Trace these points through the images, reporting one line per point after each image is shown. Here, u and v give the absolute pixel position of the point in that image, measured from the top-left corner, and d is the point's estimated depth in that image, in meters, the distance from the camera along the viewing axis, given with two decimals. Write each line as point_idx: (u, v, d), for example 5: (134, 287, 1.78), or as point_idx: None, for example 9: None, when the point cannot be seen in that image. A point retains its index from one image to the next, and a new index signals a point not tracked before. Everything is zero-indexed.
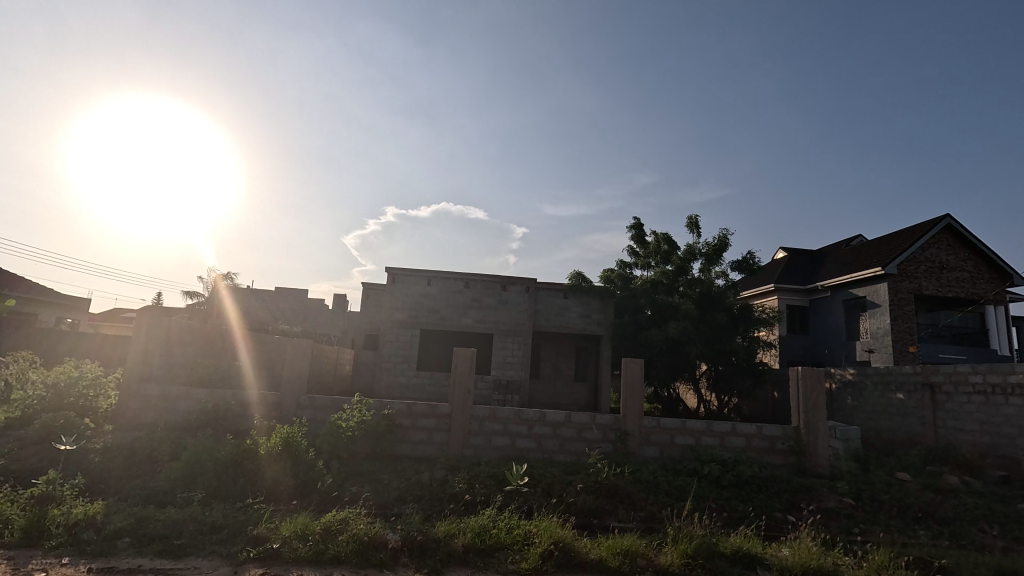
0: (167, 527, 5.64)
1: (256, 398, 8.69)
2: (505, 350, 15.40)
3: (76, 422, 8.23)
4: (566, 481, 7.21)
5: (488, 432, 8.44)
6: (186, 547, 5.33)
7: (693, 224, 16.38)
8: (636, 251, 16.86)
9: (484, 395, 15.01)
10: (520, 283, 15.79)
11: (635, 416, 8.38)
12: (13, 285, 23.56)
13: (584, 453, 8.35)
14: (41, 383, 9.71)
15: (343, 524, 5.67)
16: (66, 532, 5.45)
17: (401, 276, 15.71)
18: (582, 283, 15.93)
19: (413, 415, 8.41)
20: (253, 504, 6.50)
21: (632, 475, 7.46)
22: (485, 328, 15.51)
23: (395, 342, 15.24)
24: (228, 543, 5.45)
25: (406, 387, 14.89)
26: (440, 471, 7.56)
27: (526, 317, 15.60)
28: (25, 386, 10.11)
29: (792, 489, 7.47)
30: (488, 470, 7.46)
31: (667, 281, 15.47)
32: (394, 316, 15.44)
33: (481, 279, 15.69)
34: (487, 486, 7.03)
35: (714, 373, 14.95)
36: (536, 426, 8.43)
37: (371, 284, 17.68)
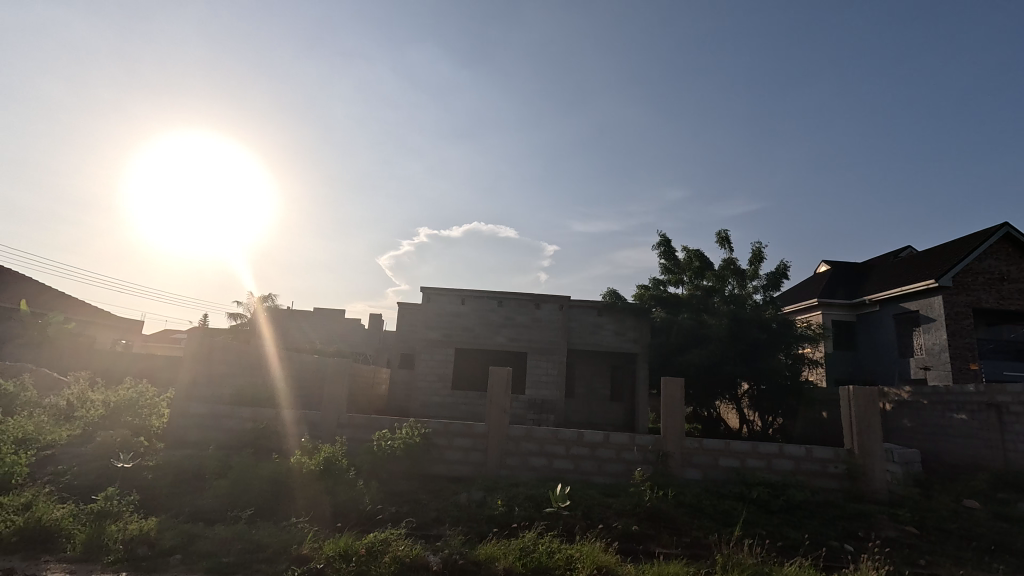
0: (217, 546, 5.78)
1: (296, 417, 8.91)
2: (539, 369, 15.30)
3: (131, 441, 8.58)
4: (607, 505, 7.04)
5: (525, 452, 8.34)
6: (235, 566, 5.44)
7: (721, 240, 16.06)
8: (668, 268, 16.60)
9: (518, 415, 14.86)
10: (553, 301, 15.74)
11: (675, 437, 8.14)
12: (74, 309, 25.06)
13: (624, 475, 8.16)
14: (101, 403, 10.23)
15: (385, 545, 5.68)
16: (122, 547, 5.62)
17: (435, 295, 15.88)
18: (616, 301, 15.81)
19: (450, 435, 8.41)
20: (296, 523, 6.59)
21: (676, 498, 7.22)
22: (519, 347, 15.47)
23: (430, 361, 15.36)
24: (274, 562, 5.55)
25: (441, 406, 14.93)
26: (478, 492, 7.52)
27: (560, 334, 15.51)
28: (85, 406, 10.65)
29: (848, 515, 7.08)
30: (527, 491, 7.35)
31: (702, 298, 15.11)
32: (429, 335, 15.58)
33: (513, 297, 15.73)
34: (526, 508, 6.92)
35: (756, 393, 14.41)
36: (574, 447, 8.30)
37: (405, 304, 17.94)
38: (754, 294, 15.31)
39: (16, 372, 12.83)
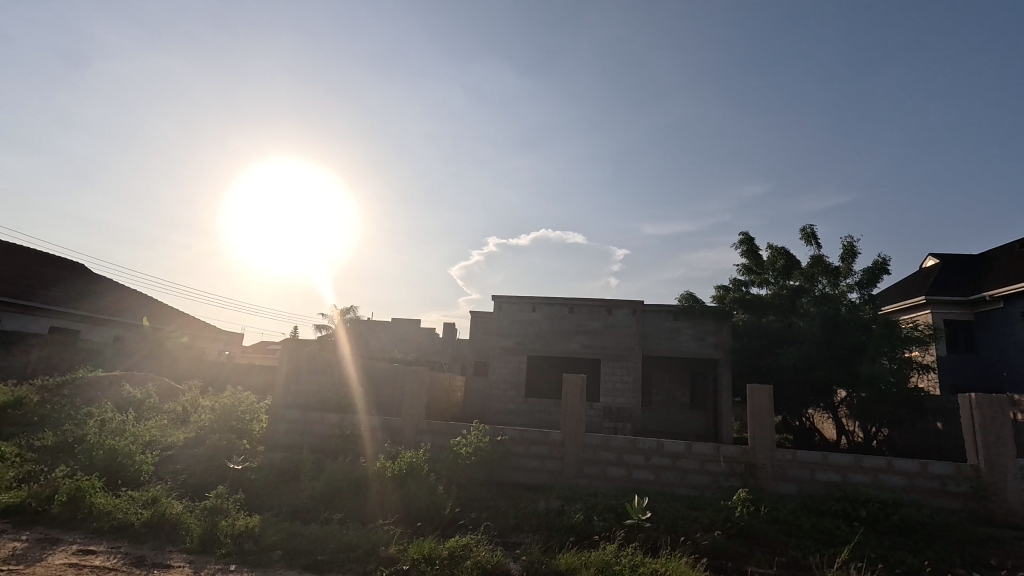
0: (312, 544, 6.15)
1: (380, 423, 9.33)
2: (614, 376, 14.97)
3: (236, 443, 9.36)
4: (692, 519, 6.72)
5: (602, 461, 8.16)
6: (328, 564, 5.75)
7: (808, 236, 14.94)
8: (750, 268, 15.71)
9: (594, 424, 14.59)
10: (626, 306, 15.39)
11: (765, 449, 7.62)
12: (187, 324, 27.91)
13: (709, 487, 7.75)
14: (211, 408, 11.27)
15: (466, 550, 5.78)
16: (231, 542, 6.12)
17: (506, 303, 16.07)
18: (694, 305, 15.18)
19: (525, 442, 8.42)
20: (382, 525, 6.86)
21: (768, 514, 6.74)
22: (592, 353, 15.24)
23: (503, 369, 15.51)
24: (364, 562, 5.81)
25: (515, 414, 15.00)
26: (556, 501, 7.44)
27: (634, 340, 15.11)
28: (197, 411, 11.78)
29: (977, 541, 6.26)
30: (606, 502, 7.19)
31: (789, 299, 14.10)
32: (501, 343, 15.75)
33: (585, 303, 15.56)
34: (606, 519, 6.75)
35: (856, 401, 13.18)
36: (654, 457, 8.01)
37: (478, 313, 18.29)
38: (850, 293, 14.05)
39: (141, 380, 14.45)
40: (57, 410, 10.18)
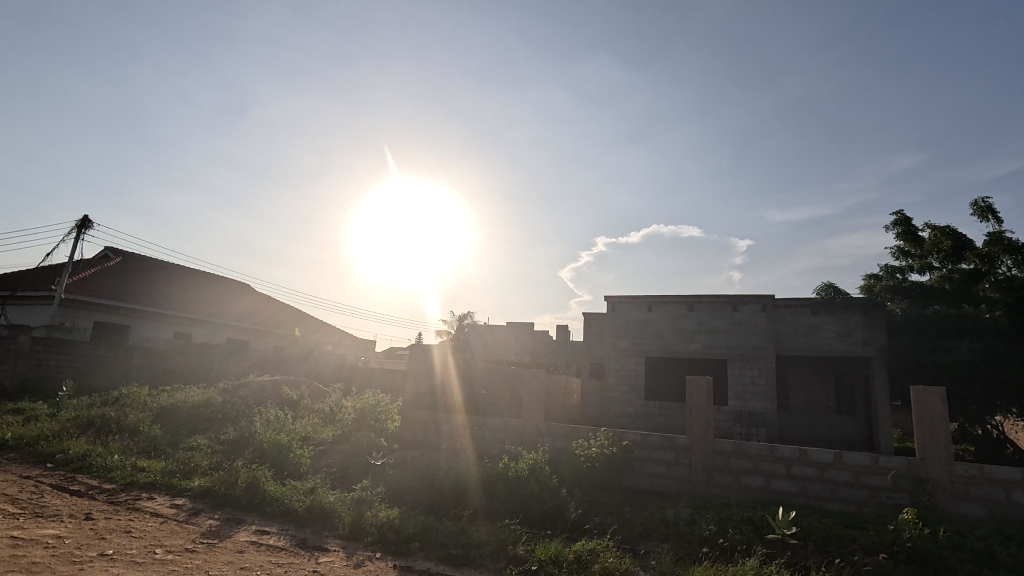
0: (446, 538, 6.51)
1: (502, 424, 9.62)
2: (743, 377, 13.86)
3: (376, 440, 10.23)
4: (847, 538, 5.97)
5: (736, 470, 7.58)
6: (462, 558, 6.04)
7: (984, 210, 12.54)
8: (907, 252, 13.63)
9: (722, 429, 13.63)
10: (753, 301, 14.21)
11: (940, 462, 6.54)
12: (330, 333, 31.27)
13: (868, 504, 6.81)
14: (354, 408, 12.47)
15: (594, 555, 5.72)
16: (376, 532, 6.70)
17: (621, 303, 15.70)
18: (835, 296, 13.73)
19: (649, 446, 8.12)
20: (510, 525, 7.04)
21: (949, 539, 5.74)
22: (717, 354, 14.27)
23: (621, 370, 15.15)
24: (494, 559, 6.01)
25: (636, 417, 14.54)
26: (685, 510, 7.07)
27: (765, 338, 13.87)
28: (343, 411, 13.11)
29: None
30: (743, 513, 6.66)
31: (961, 285, 11.92)
32: (618, 344, 15.39)
33: (706, 300, 14.66)
34: (744, 532, 6.25)
35: None
36: (796, 466, 7.25)
37: (592, 314, 18.09)
38: None
39: (296, 383, 16.46)
40: (236, 408, 11.97)
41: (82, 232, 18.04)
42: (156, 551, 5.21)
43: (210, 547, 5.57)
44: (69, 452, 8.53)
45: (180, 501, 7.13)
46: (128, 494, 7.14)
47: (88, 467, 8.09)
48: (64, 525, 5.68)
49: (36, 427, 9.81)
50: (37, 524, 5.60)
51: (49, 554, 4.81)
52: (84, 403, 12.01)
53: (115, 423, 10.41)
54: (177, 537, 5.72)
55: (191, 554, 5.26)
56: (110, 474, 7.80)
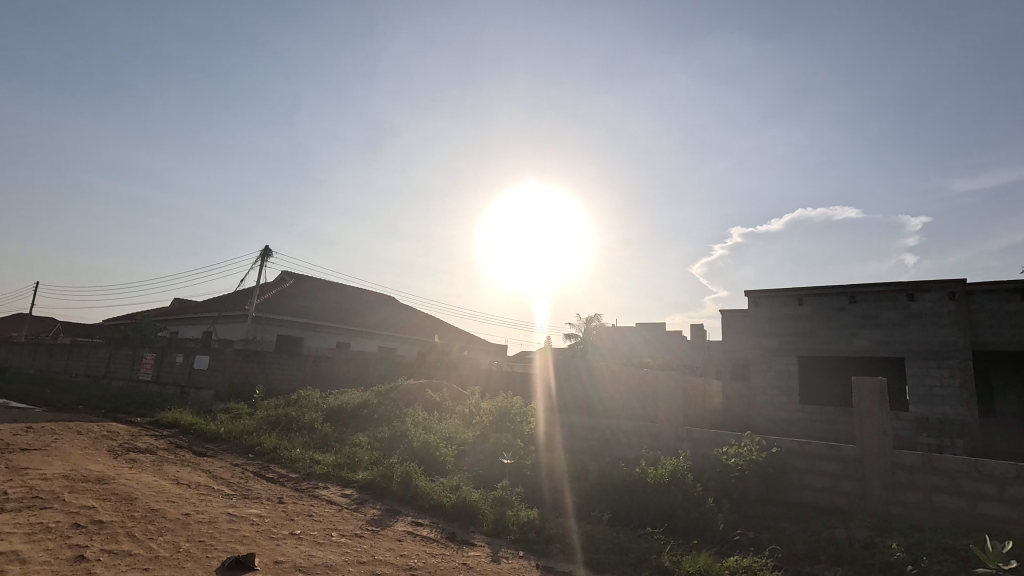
0: (587, 541, 6.48)
1: (638, 428, 9.34)
2: (928, 378, 11.77)
3: (512, 441, 10.51)
4: None
5: (924, 487, 6.43)
6: (603, 563, 5.94)
7: None
8: None
9: (904, 438, 11.69)
10: (936, 289, 12.04)
11: None
12: (466, 339, 33.07)
13: None
14: (491, 411, 12.99)
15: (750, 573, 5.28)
16: (518, 530, 6.90)
17: (764, 299, 14.32)
18: None
19: (809, 456, 7.24)
20: (651, 533, 6.77)
21: None
22: (890, 352, 12.32)
23: (769, 371, 13.77)
24: (638, 568, 5.81)
25: (790, 423, 13.08)
26: (860, 531, 6.19)
27: (956, 332, 11.66)
28: (481, 412, 13.74)
29: None
30: (940, 541, 5.63)
31: None
32: (763, 343, 14.04)
33: (871, 290, 12.77)
34: (942, 563, 5.26)
35: None
36: (1010, 487, 5.96)
37: (730, 312, 16.75)
38: None
39: (439, 386, 17.71)
40: (388, 410, 13.20)
41: (265, 260, 21.49)
42: (333, 534, 5.95)
43: (375, 533, 6.20)
44: (264, 445, 10.16)
45: (349, 491, 8.08)
46: (309, 483, 8.27)
47: (278, 458, 9.55)
48: (264, 506, 6.76)
49: (241, 423, 11.87)
50: (246, 504, 6.76)
51: (255, 529, 5.76)
52: (274, 404, 14.21)
53: (296, 421, 12.14)
54: (349, 523, 6.47)
55: (360, 539, 5.91)
56: (295, 465, 9.12)
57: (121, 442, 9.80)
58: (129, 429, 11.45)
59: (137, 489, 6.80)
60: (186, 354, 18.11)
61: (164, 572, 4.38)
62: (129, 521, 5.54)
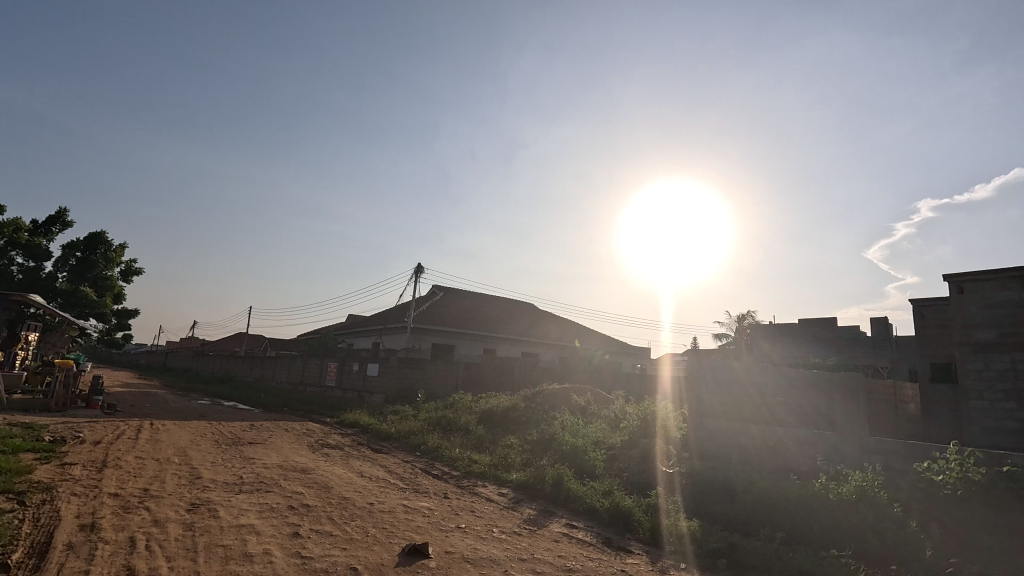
0: (758, 559, 5.97)
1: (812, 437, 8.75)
2: None
3: (666, 449, 10.10)
4: None
5: None
6: None
7: None
8: None
9: None
10: None
11: None
12: (606, 342, 32.63)
13: None
14: (637, 415, 12.58)
15: None
16: (677, 541, 6.59)
17: (971, 283, 11.85)
18: None
19: None
20: (836, 557, 5.98)
21: None
22: None
23: (984, 371, 11.28)
24: None
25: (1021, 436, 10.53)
26: None
27: None
28: (627, 417, 13.40)
29: None
30: None
31: None
32: (974, 337, 11.57)
33: None
34: None
35: None
36: None
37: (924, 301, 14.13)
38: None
39: (583, 390, 17.73)
40: (535, 413, 13.58)
41: (418, 276, 23.70)
42: (494, 529, 6.30)
43: (532, 532, 6.43)
44: (428, 444, 11.16)
45: (505, 490, 8.48)
46: (469, 481, 8.88)
47: (441, 456, 10.42)
48: (432, 500, 7.43)
49: (408, 424, 13.20)
50: (416, 497, 7.48)
51: (426, 520, 6.35)
52: (433, 407, 15.53)
53: (453, 423, 13.12)
54: (507, 521, 6.78)
55: (519, 537, 6.16)
56: (456, 463, 9.86)
57: (317, 439, 11.55)
58: (323, 427, 13.43)
59: (332, 479, 7.96)
60: (361, 363, 20.71)
61: (358, 551, 5.05)
62: (328, 506, 6.50)
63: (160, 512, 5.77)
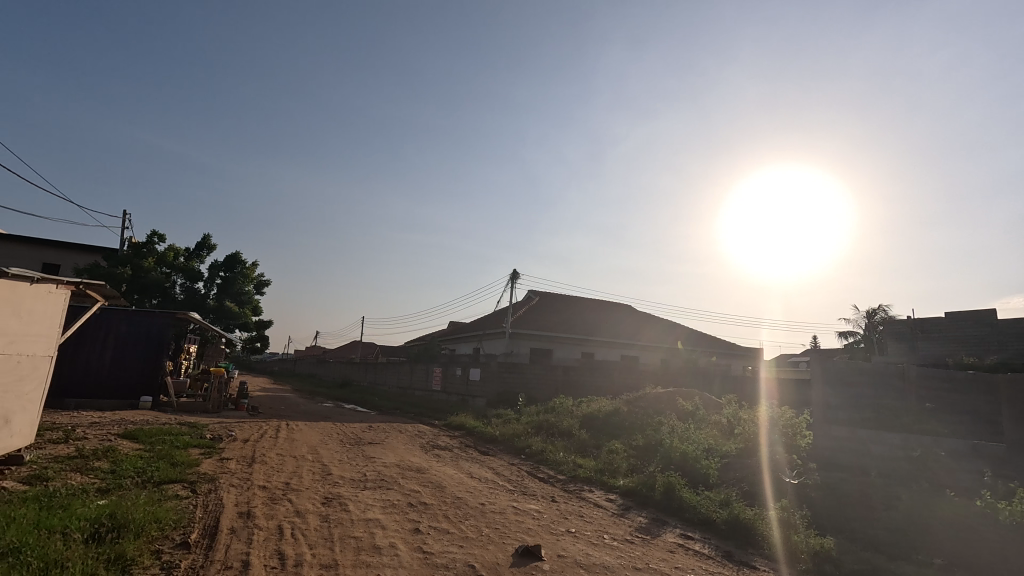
0: None
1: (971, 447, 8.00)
2: None
3: (787, 458, 9.29)
4: None
5: None
6: None
7: None
8: None
9: None
10: None
11: None
12: (712, 344, 30.79)
13: None
14: (752, 421, 11.71)
15: None
16: (809, 560, 6.03)
17: None
18: None
19: None
20: None
21: None
22: None
23: None
24: None
25: None
26: None
27: None
28: (740, 423, 12.53)
29: None
30: None
31: None
32: None
33: None
34: None
35: None
36: None
37: None
38: None
39: (690, 394, 16.90)
40: (639, 418, 13.21)
41: (514, 282, 24.16)
42: (605, 536, 6.22)
43: (645, 541, 6.24)
44: (533, 447, 11.31)
45: (613, 496, 8.33)
46: (575, 485, 8.86)
47: (546, 459, 10.50)
48: (541, 503, 7.51)
49: (511, 427, 13.48)
50: (525, 499, 7.61)
51: (536, 523, 6.44)
52: (535, 411, 15.69)
53: (556, 427, 13.16)
54: (618, 528, 6.65)
55: (632, 545, 6.02)
56: (561, 467, 9.89)
57: (428, 440, 12.21)
58: (432, 429, 14.15)
59: (445, 479, 8.36)
60: (463, 368, 21.52)
61: (474, 550, 5.26)
62: (444, 505, 6.84)
63: (300, 504, 6.45)
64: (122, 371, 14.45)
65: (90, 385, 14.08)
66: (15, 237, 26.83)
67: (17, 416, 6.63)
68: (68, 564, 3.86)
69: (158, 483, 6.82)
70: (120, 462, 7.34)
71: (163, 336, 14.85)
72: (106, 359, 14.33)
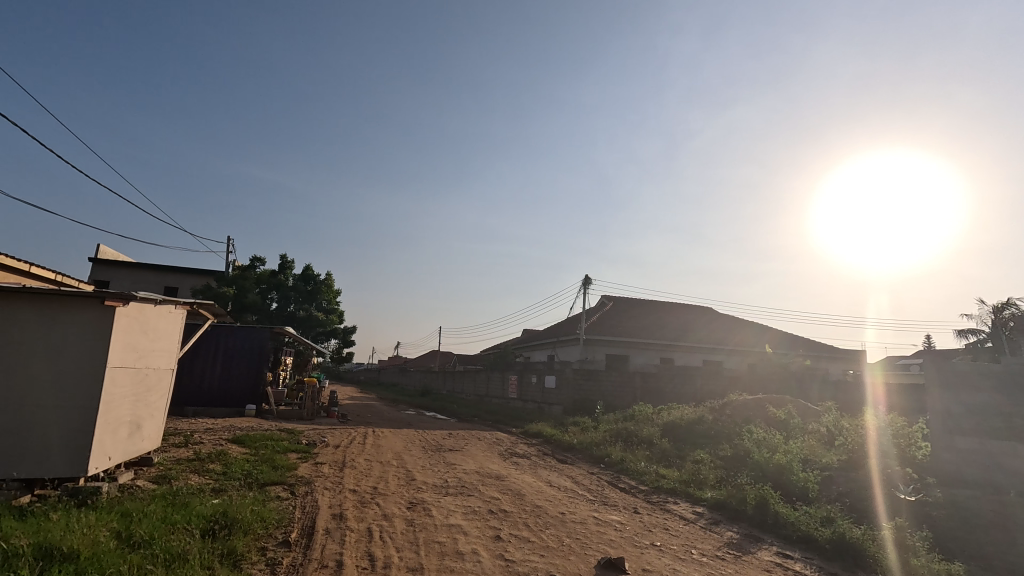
0: None
1: None
2: None
3: (901, 472, 8.37)
4: None
5: None
6: None
7: None
8: None
9: None
10: None
11: None
12: (806, 347, 28.48)
13: None
14: (856, 430, 10.68)
15: None
16: None
17: None
18: None
19: None
20: None
21: None
22: None
23: None
24: None
25: None
26: None
27: None
28: (842, 433, 11.48)
29: None
30: None
31: None
32: None
33: None
34: None
35: None
36: None
37: None
38: None
39: (782, 402, 15.73)
40: (726, 427, 12.47)
41: (587, 288, 23.87)
42: (693, 551, 5.92)
43: (738, 559, 5.86)
44: (612, 456, 11.03)
45: (700, 509, 7.93)
46: (659, 496, 8.53)
47: (626, 469, 10.21)
48: (622, 514, 7.31)
49: (589, 435, 13.26)
50: (607, 510, 7.44)
51: (619, 534, 6.27)
52: (613, 419, 15.32)
53: (636, 435, 12.77)
54: (707, 543, 6.31)
55: (723, 562, 5.68)
56: (643, 478, 9.56)
57: (507, 448, 12.28)
58: (510, 437, 14.26)
59: (525, 487, 8.36)
60: (538, 375, 21.51)
61: (556, 560, 5.20)
62: (524, 513, 6.85)
63: (387, 508, 6.74)
64: (230, 382, 15.92)
65: (204, 397, 15.72)
66: (142, 266, 30.60)
67: (147, 423, 7.49)
68: (189, 556, 4.30)
69: (262, 485, 7.42)
70: (231, 465, 8.08)
71: (263, 349, 16.19)
72: (216, 373, 15.90)
